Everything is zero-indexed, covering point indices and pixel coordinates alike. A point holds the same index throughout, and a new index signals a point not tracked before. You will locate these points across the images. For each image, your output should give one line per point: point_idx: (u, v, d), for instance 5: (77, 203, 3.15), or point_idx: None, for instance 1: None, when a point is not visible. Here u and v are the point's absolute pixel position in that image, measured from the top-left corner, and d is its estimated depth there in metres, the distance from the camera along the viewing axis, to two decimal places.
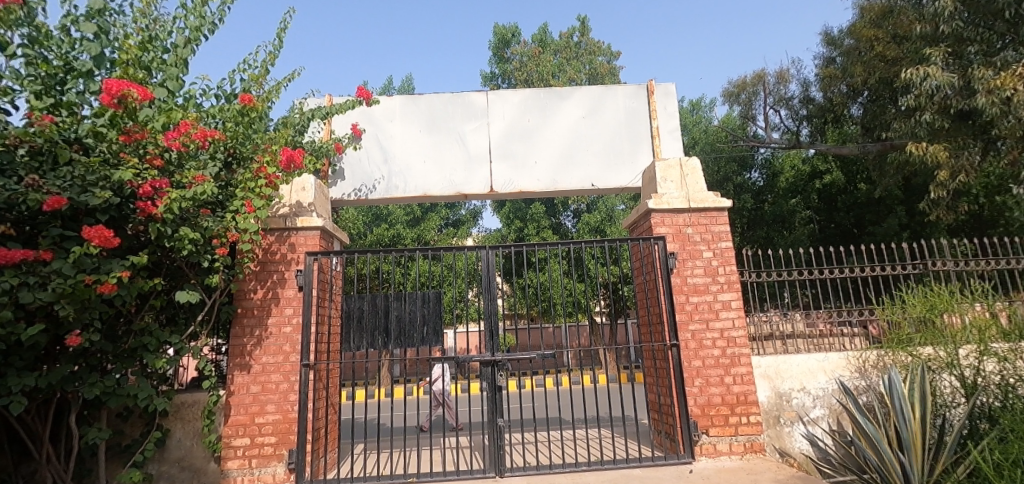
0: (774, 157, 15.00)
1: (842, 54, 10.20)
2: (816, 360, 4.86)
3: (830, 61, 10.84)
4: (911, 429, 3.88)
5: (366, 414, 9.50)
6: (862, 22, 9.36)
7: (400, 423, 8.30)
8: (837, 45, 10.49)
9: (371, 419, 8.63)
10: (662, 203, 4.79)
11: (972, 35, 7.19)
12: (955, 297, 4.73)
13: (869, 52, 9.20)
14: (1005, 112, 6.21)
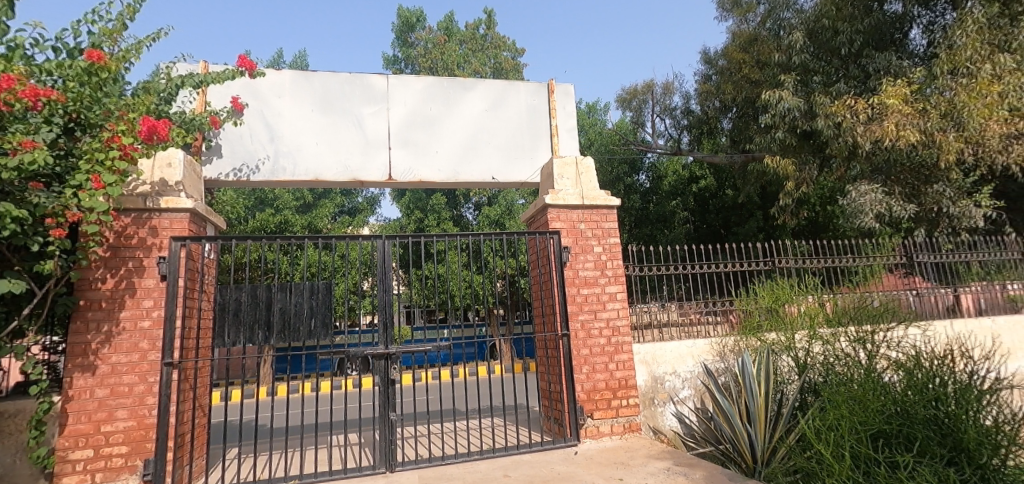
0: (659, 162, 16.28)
1: (716, 72, 11.43)
2: (686, 346, 5.41)
3: (706, 78, 12.08)
4: (757, 404, 4.49)
5: (248, 415, 8.70)
6: (733, 46, 10.53)
7: (291, 422, 7.74)
8: (713, 64, 11.69)
9: (254, 421, 7.92)
10: (558, 199, 5.00)
11: (815, 67, 8.46)
12: (794, 290, 5.58)
13: (738, 73, 10.38)
14: (837, 135, 7.43)
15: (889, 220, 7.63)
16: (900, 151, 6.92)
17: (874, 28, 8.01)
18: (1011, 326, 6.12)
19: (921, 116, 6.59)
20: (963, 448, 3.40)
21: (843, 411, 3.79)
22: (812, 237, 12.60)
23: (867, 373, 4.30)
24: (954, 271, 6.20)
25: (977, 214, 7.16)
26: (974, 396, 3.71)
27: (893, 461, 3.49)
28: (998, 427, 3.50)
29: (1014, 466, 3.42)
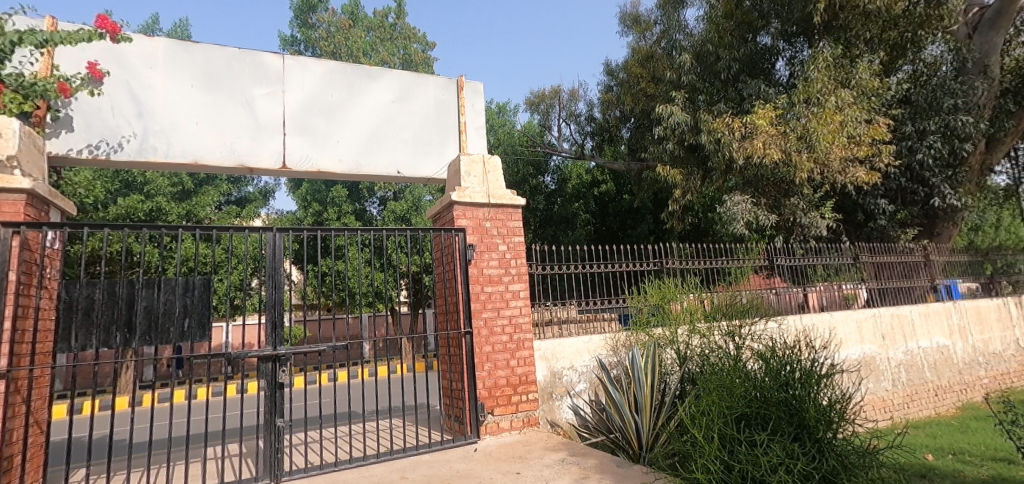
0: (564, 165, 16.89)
1: (617, 84, 12.20)
2: (583, 342, 5.69)
3: (607, 88, 12.83)
4: (643, 394, 4.84)
5: (114, 431, 7.62)
6: (632, 61, 11.30)
7: (170, 434, 6.93)
8: (614, 75, 12.44)
9: (124, 438, 6.96)
10: (465, 196, 4.97)
11: (701, 87, 9.41)
12: (679, 288, 6.09)
13: (635, 86, 11.15)
14: (717, 149, 8.27)
15: (756, 228, 8.66)
16: (766, 167, 7.88)
17: (748, 57, 9.18)
18: (846, 320, 7.27)
19: (781, 138, 7.59)
20: (806, 424, 3.86)
21: (713, 399, 4.14)
22: (695, 241, 13.84)
23: (735, 361, 4.72)
24: (805, 273, 7.21)
25: (822, 224, 8.36)
26: (818, 378, 4.22)
27: (753, 440, 3.84)
28: (832, 404, 4.06)
29: (844, 438, 4.00)
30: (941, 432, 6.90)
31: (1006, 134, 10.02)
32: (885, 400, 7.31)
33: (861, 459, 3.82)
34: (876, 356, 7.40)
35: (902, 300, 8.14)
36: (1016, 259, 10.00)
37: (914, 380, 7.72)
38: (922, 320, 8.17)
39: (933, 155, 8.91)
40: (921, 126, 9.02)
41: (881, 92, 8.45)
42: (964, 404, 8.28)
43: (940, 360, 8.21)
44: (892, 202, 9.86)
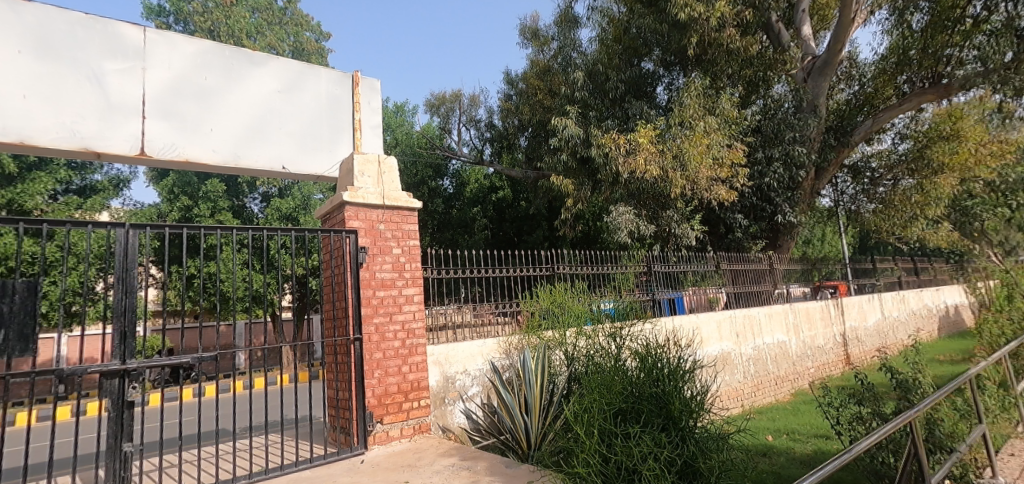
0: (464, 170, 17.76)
1: (516, 94, 12.65)
2: (477, 346, 5.72)
3: (507, 96, 13.30)
4: (533, 395, 4.98)
5: None
6: (531, 73, 11.81)
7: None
8: (514, 85, 12.92)
9: None
10: (357, 197, 4.74)
11: (593, 104, 10.06)
12: (568, 292, 6.40)
13: (534, 97, 11.61)
14: (605, 163, 8.89)
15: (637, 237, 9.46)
16: (646, 182, 8.64)
17: (632, 80, 10.06)
18: (709, 320, 8.18)
19: (658, 155, 8.38)
20: (672, 415, 4.10)
21: (596, 396, 4.28)
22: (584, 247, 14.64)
23: (614, 358, 4.99)
24: (679, 279, 8.13)
25: (691, 235, 9.38)
26: (683, 372, 4.53)
27: (627, 433, 4.01)
28: (695, 396, 4.37)
29: (704, 426, 4.32)
30: (778, 416, 8.05)
31: (830, 165, 11.92)
32: (737, 390, 8.34)
33: (717, 442, 4.11)
34: (731, 352, 8.42)
35: (751, 303, 9.38)
36: (834, 268, 12.05)
37: (760, 372, 8.93)
38: (767, 320, 9.48)
39: (776, 178, 10.40)
40: (768, 153, 10.47)
41: (739, 122, 9.70)
42: (796, 390, 9.73)
43: (779, 354, 9.58)
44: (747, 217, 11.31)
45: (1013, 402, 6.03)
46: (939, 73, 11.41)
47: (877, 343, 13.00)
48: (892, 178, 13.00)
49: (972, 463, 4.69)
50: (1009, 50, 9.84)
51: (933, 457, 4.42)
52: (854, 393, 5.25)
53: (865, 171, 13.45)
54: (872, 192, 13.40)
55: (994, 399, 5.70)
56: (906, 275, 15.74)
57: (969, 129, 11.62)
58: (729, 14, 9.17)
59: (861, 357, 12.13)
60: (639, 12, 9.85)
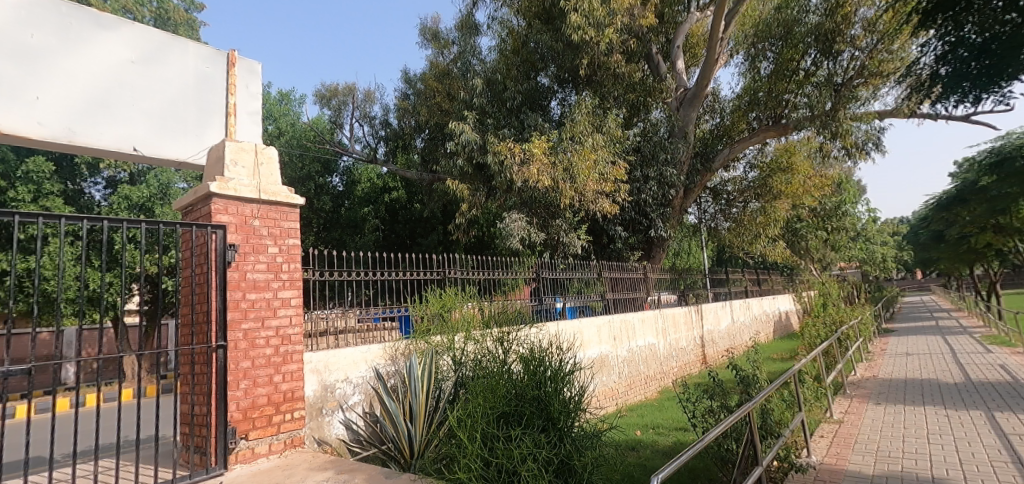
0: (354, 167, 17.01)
1: (414, 94, 12.44)
2: (360, 352, 5.31)
3: (403, 95, 13.14)
4: (418, 401, 4.80)
5: None
6: (430, 74, 11.68)
7: None
8: (412, 84, 12.72)
9: None
10: (227, 189, 4.24)
11: (491, 112, 10.14)
12: (458, 297, 6.35)
13: (432, 99, 11.46)
14: (500, 171, 9.01)
15: (528, 244, 9.75)
16: (538, 191, 8.94)
17: (528, 92, 10.37)
18: (591, 325, 8.67)
19: (550, 167, 8.72)
20: (551, 416, 4.14)
21: (479, 400, 4.20)
22: (476, 253, 14.75)
23: (501, 360, 5.00)
24: (564, 284, 8.48)
25: (577, 243, 9.92)
26: (565, 374, 4.62)
27: (508, 435, 3.99)
28: (573, 397, 4.47)
29: (581, 425, 4.43)
30: (646, 412, 8.73)
31: (696, 186, 13.35)
32: (612, 389, 8.91)
33: (591, 440, 4.23)
34: (609, 354, 8.99)
35: (626, 309, 10.10)
36: (696, 278, 13.46)
37: (632, 372, 9.64)
38: (640, 324, 10.28)
39: (651, 195, 11.48)
40: (645, 172, 11.40)
41: (623, 140, 10.43)
42: (662, 388, 10.66)
43: (650, 355, 10.41)
44: (627, 230, 12.18)
45: (824, 391, 7.22)
46: (779, 114, 13.22)
47: (727, 344, 14.73)
48: (743, 201, 14.87)
49: (795, 446, 5.39)
50: (828, 100, 11.80)
51: (764, 442, 4.85)
52: (707, 389, 5.84)
53: (723, 193, 15.24)
54: (728, 211, 15.21)
55: (811, 390, 6.75)
56: (751, 285, 18.08)
57: (800, 164, 13.62)
58: (616, 41, 9.95)
59: (714, 357, 13.67)
60: (537, 28, 10.27)
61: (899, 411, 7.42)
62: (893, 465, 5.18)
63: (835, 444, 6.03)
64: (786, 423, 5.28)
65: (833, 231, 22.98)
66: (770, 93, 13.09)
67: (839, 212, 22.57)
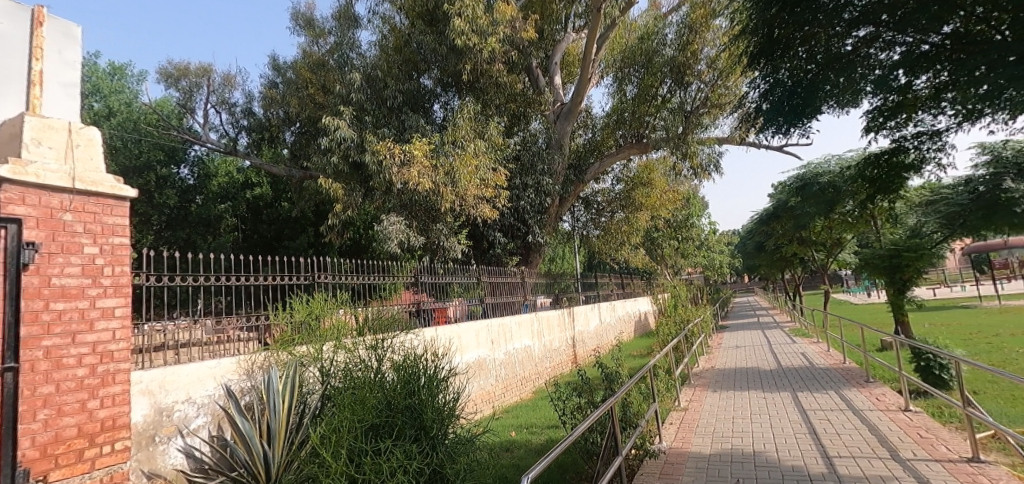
0: (206, 158, 15.57)
1: (282, 83, 11.52)
2: (208, 367, 4.69)
3: (271, 84, 12.08)
4: (279, 418, 4.32)
5: None
6: (302, 63, 10.87)
7: None
8: (280, 72, 11.79)
9: None
10: (25, 173, 3.42)
11: (369, 109, 9.53)
12: (327, 304, 5.87)
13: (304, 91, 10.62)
14: (379, 171, 8.61)
15: (406, 248, 9.46)
16: (418, 194, 8.73)
17: (410, 92, 10.08)
18: (469, 329, 8.62)
19: (432, 170, 8.57)
20: (424, 424, 3.98)
21: (344, 414, 3.81)
22: (351, 256, 14.05)
23: (374, 367, 4.67)
24: (443, 289, 8.35)
25: (457, 248, 9.91)
26: (439, 380, 4.50)
27: (377, 449, 3.71)
28: (448, 403, 4.37)
29: (454, 433, 4.32)
30: (520, 413, 8.92)
31: (570, 195, 14.06)
32: (489, 392, 8.95)
33: (465, 446, 4.15)
34: (486, 358, 9.02)
35: (504, 313, 10.26)
36: (569, 282, 14.15)
37: (508, 374, 9.79)
38: (517, 327, 10.50)
39: (529, 202, 11.85)
40: (524, 180, 11.72)
41: (504, 148, 10.60)
42: (536, 389, 10.97)
43: (525, 357, 10.65)
44: (506, 235, 12.41)
45: (674, 382, 7.99)
46: (641, 133, 14.29)
47: (594, 344, 15.70)
48: (611, 211, 16.02)
49: (649, 434, 5.85)
50: (680, 125, 13.22)
51: (624, 433, 5.23)
52: (576, 388, 6.10)
53: (593, 203, 16.18)
54: (597, 220, 16.25)
55: (663, 382, 7.49)
56: (616, 289, 19.52)
57: (658, 180, 15.05)
58: (498, 51, 10.13)
59: (584, 357, 14.46)
60: (420, 29, 10.07)
61: (731, 396, 8.49)
62: (726, 444, 5.84)
63: (681, 429, 6.66)
64: (642, 413, 5.74)
65: (683, 240, 25.80)
66: (634, 114, 14.15)
67: (687, 223, 25.43)
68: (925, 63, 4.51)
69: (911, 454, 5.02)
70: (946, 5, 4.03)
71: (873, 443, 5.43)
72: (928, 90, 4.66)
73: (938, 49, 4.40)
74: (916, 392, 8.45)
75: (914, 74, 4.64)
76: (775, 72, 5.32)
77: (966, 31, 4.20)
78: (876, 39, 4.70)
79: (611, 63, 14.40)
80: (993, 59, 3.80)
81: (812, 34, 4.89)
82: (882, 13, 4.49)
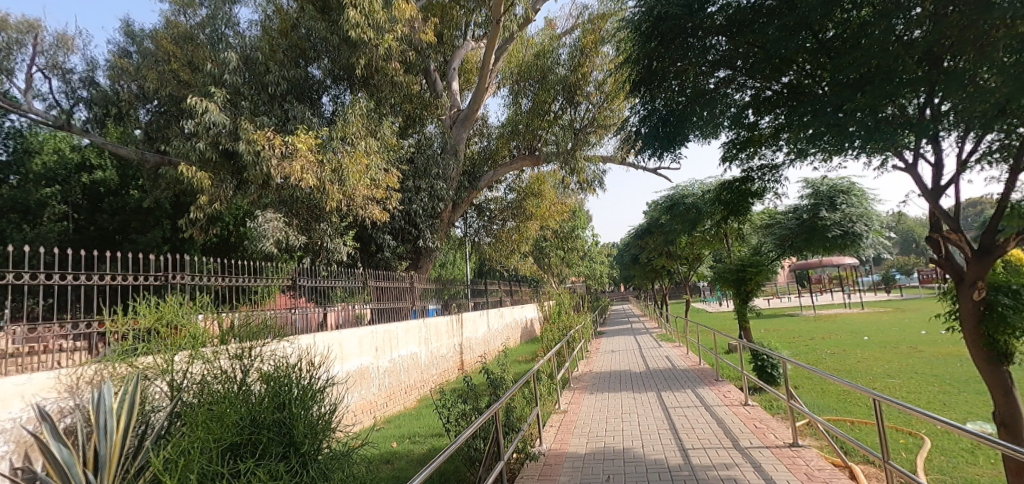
0: (28, 131, 13.23)
1: (138, 54, 10.06)
2: (13, 384, 3.76)
3: (125, 54, 10.52)
4: (110, 443, 3.59)
5: None
6: (164, 34, 9.58)
7: None
8: (135, 41, 10.30)
9: None
10: None
11: (245, 93, 8.61)
12: (181, 308, 4.91)
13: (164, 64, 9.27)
14: (255, 162, 7.82)
15: (284, 248, 8.74)
16: (301, 191, 8.11)
17: (295, 81, 9.33)
18: (351, 336, 8.14)
19: (318, 166, 8.00)
20: (293, 441, 3.42)
21: (195, 435, 3.05)
22: (216, 255, 12.66)
23: (242, 381, 3.91)
24: (324, 293, 7.80)
25: (342, 250, 9.38)
26: (314, 391, 3.92)
27: (236, 472, 3.07)
28: (322, 415, 3.80)
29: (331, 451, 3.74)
30: (403, 422, 8.60)
31: (463, 201, 14.00)
32: (371, 402, 8.51)
33: (342, 462, 3.59)
34: (369, 366, 8.58)
35: (390, 319, 9.87)
36: (458, 288, 14.05)
37: (392, 383, 9.41)
38: (403, 334, 10.15)
39: (422, 206, 11.58)
40: (417, 183, 11.47)
41: (397, 149, 10.25)
42: (421, 397, 10.67)
43: (411, 364, 10.33)
44: (395, 239, 12.00)
45: (555, 386, 8.23)
46: (533, 146, 14.70)
47: (482, 350, 15.73)
48: (502, 219, 16.24)
49: (530, 438, 5.92)
50: (570, 141, 13.83)
51: (508, 437, 5.24)
52: (461, 395, 6.00)
53: (486, 210, 16.19)
54: (489, 228, 16.39)
55: (545, 386, 7.69)
56: (505, 296, 19.79)
57: (548, 192, 15.56)
58: (395, 49, 9.79)
59: (471, 363, 14.41)
60: (310, 14, 9.38)
61: (607, 397, 8.97)
62: (600, 443, 6.11)
63: (560, 431, 6.86)
64: (524, 418, 5.81)
65: (568, 250, 26.98)
66: (528, 127, 14.49)
67: (573, 235, 26.66)
68: (767, 105, 5.25)
69: (749, 442, 5.64)
70: (785, 58, 4.78)
71: (720, 435, 6.02)
72: (768, 129, 5.48)
73: (779, 96, 5.16)
74: (753, 388, 9.63)
75: (759, 114, 5.39)
76: (651, 101, 5.78)
77: (798, 83, 4.94)
78: (731, 81, 5.32)
79: (508, 75, 14.68)
80: (816, 109, 4.38)
81: (682, 72, 5.46)
82: (737, 59, 5.17)
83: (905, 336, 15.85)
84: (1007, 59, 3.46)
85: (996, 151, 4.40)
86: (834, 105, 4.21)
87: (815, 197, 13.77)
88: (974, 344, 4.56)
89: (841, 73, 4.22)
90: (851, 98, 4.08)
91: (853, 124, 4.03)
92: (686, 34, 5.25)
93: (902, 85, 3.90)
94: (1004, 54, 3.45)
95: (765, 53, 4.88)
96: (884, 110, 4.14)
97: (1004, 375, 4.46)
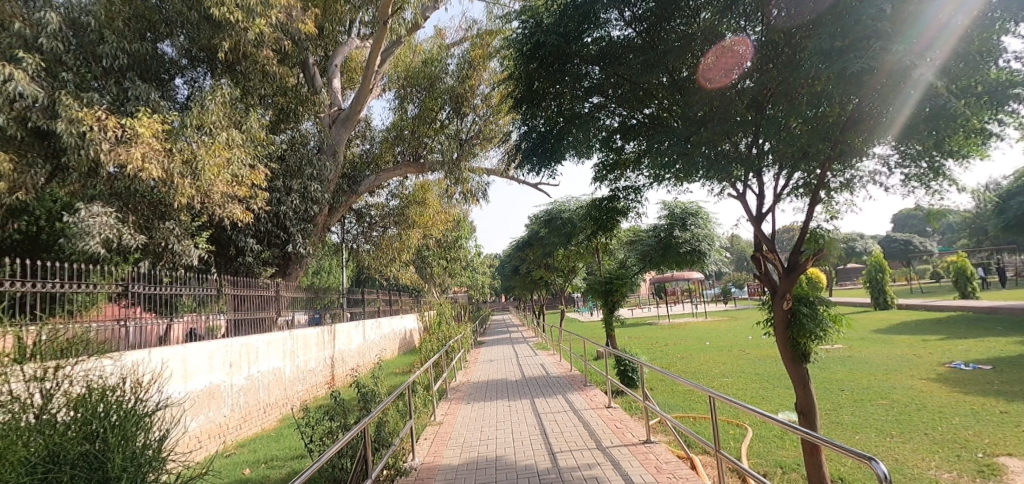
0: None
1: None
2: None
3: None
4: None
5: None
6: None
7: None
8: None
9: None
10: None
11: (68, 62, 7.28)
12: None
13: None
14: (78, 146, 6.64)
15: (115, 248, 7.51)
16: (141, 183, 7.08)
17: (138, 56, 8.14)
18: (199, 352, 7.21)
19: (164, 156, 7.05)
20: (106, 477, 2.71)
21: None
22: (23, 254, 10.54)
23: (31, 406, 2.91)
24: (166, 302, 6.83)
25: (192, 253, 8.37)
26: (139, 415, 3.18)
27: None
28: (148, 444, 3.09)
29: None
30: (259, 446, 7.78)
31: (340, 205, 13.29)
32: (219, 426, 7.59)
33: None
34: (220, 385, 7.68)
35: (249, 330, 8.96)
36: (333, 298, 13.24)
37: (249, 403, 8.50)
38: (265, 347, 9.27)
39: (293, 208, 10.77)
40: (288, 183, 10.67)
41: (266, 145, 9.40)
42: (284, 415, 9.80)
43: (272, 381, 9.45)
44: (259, 242, 10.98)
45: (430, 397, 8.05)
46: (418, 154, 14.43)
47: (355, 362, 14.94)
48: (383, 226, 15.71)
49: (402, 453, 5.66)
50: (454, 151, 13.82)
51: (376, 453, 5.01)
52: (328, 411, 5.60)
53: (366, 216, 15.64)
54: (369, 234, 15.75)
55: (420, 398, 7.48)
56: (383, 305, 19.07)
57: (432, 201, 15.33)
58: (268, 35, 8.97)
59: (343, 377, 13.61)
60: None
61: (482, 407, 8.96)
62: (473, 453, 6.07)
63: (434, 444, 6.69)
64: (395, 432, 5.57)
65: (450, 260, 26.86)
66: (413, 133, 14.08)
67: (456, 245, 26.64)
68: (633, 133, 5.67)
69: (610, 442, 5.99)
70: (647, 91, 5.30)
71: (585, 437, 6.33)
72: (632, 154, 5.92)
73: (642, 124, 5.60)
74: (616, 392, 10.31)
75: (626, 140, 5.81)
76: (532, 118, 5.95)
77: (657, 115, 5.46)
78: (603, 107, 5.66)
79: (394, 79, 14.30)
80: (670, 138, 4.81)
81: (561, 94, 5.68)
82: (608, 88, 5.53)
83: (738, 341, 18.27)
84: (810, 112, 3.99)
85: (800, 187, 5.22)
86: (684, 136, 4.70)
87: (671, 218, 15.34)
88: (783, 346, 5.29)
89: (690, 108, 4.77)
90: (697, 131, 4.69)
91: (699, 154, 4.49)
92: (564, 59, 5.45)
93: (736, 125, 4.48)
94: (807, 108, 3.97)
95: (631, 85, 5.34)
96: (723, 145, 4.67)
97: (803, 371, 5.21)
